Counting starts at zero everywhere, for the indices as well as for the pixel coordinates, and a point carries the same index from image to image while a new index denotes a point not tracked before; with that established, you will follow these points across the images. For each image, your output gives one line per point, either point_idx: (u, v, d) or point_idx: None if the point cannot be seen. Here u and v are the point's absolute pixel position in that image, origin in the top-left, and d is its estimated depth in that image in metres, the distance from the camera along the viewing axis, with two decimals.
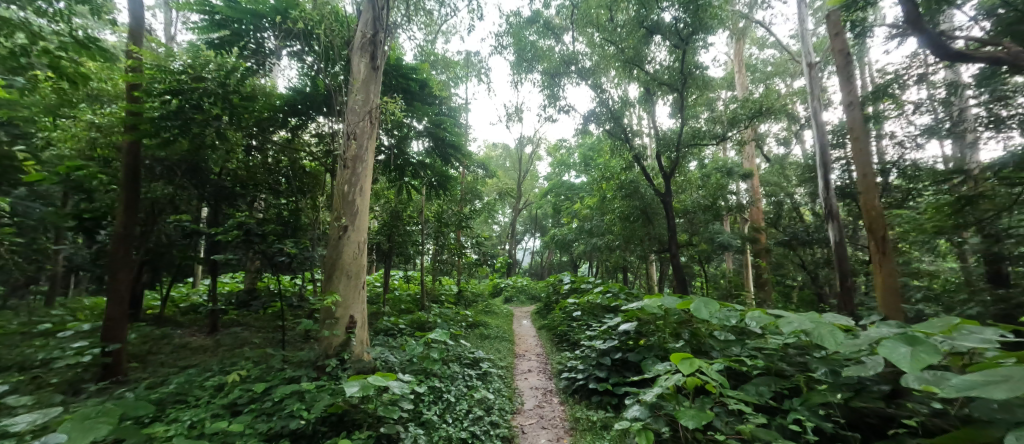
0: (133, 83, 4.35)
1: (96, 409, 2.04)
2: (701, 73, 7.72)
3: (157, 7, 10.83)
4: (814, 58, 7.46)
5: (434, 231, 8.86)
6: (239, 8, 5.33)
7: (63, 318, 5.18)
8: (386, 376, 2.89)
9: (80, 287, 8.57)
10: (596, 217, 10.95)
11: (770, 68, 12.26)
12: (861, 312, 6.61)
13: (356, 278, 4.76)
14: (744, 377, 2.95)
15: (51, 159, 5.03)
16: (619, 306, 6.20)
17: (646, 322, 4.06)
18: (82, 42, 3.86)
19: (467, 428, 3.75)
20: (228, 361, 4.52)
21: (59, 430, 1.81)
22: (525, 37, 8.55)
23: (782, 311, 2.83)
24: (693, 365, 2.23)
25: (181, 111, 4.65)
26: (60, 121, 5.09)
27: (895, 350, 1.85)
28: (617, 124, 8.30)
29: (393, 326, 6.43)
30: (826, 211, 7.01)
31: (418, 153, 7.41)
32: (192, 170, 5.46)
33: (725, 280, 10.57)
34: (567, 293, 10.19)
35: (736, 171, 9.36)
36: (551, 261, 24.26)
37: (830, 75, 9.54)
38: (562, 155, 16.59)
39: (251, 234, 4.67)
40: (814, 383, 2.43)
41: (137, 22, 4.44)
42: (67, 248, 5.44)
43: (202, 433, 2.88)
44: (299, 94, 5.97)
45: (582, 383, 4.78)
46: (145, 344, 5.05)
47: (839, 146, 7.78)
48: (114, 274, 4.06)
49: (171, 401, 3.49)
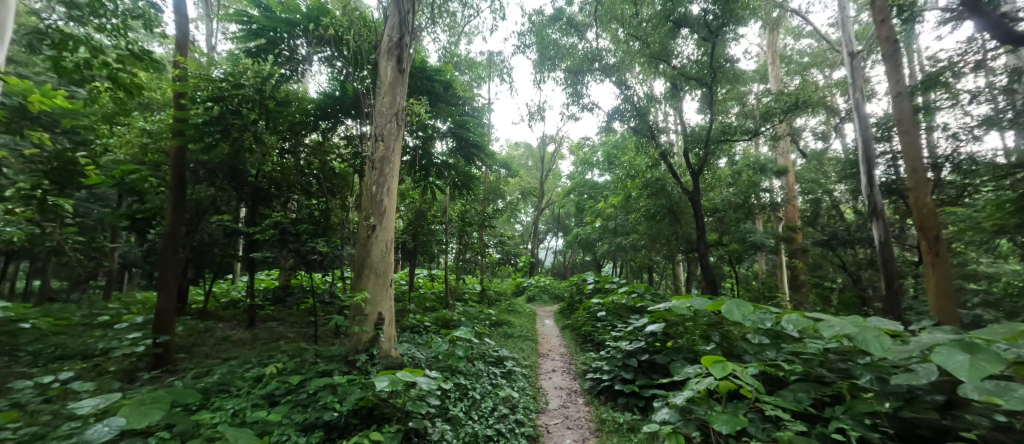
0: (180, 92, 4.60)
1: (151, 395, 2.22)
2: (732, 66, 7.48)
3: (199, 19, 11.48)
4: (856, 47, 7.03)
5: (458, 231, 9.00)
6: (274, 17, 5.59)
7: (119, 311, 5.59)
8: (414, 372, 2.98)
9: (133, 283, 9.24)
10: (620, 216, 10.75)
11: (807, 60, 11.61)
12: (910, 317, 6.19)
13: (384, 276, 4.86)
14: (780, 382, 2.80)
15: (109, 164, 5.41)
16: (645, 307, 6.10)
17: (674, 324, 3.99)
18: (137, 54, 4.13)
19: (492, 426, 3.79)
20: (266, 354, 4.74)
21: (120, 413, 2.05)
22: (548, 36, 8.41)
23: (822, 315, 2.73)
24: (725, 368, 2.16)
25: (222, 117, 4.86)
26: (116, 128, 5.47)
27: (951, 358, 1.73)
28: (643, 120, 8.15)
29: (418, 323, 6.57)
30: (870, 209, 6.65)
31: (442, 153, 7.54)
32: (232, 173, 5.77)
33: (757, 281, 10.18)
34: (591, 293, 10.09)
35: (769, 168, 8.99)
36: (575, 261, 24.17)
37: (875, 64, 8.98)
38: (586, 153, 16.35)
39: (285, 233, 4.96)
40: (857, 390, 2.31)
41: (183, 33, 4.71)
42: (121, 246, 5.87)
43: (244, 421, 3.05)
44: (329, 98, 6.19)
45: (608, 384, 4.74)
46: (190, 336, 5.36)
47: (884, 140, 7.36)
48: (163, 271, 4.30)
49: (215, 390, 3.68)
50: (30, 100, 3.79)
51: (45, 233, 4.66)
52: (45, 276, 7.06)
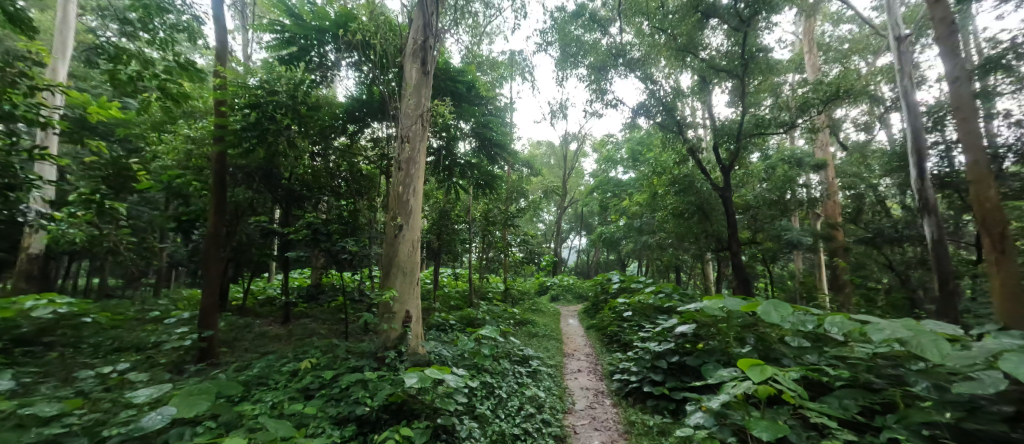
0: (221, 101, 4.85)
1: (197, 387, 2.37)
2: (765, 56, 7.17)
3: (235, 30, 12.05)
4: (904, 30, 6.55)
5: (482, 230, 9.06)
6: (306, 25, 5.83)
7: (168, 307, 5.95)
8: (441, 369, 3.04)
9: (179, 281, 9.82)
10: (646, 213, 10.53)
11: (847, 46, 10.95)
12: (968, 320, 5.73)
13: (411, 275, 4.94)
14: (823, 388, 2.63)
15: (157, 169, 5.76)
16: (673, 307, 5.96)
17: (705, 325, 3.89)
18: (182, 65, 4.37)
19: (519, 425, 3.79)
20: (300, 349, 4.92)
21: (170, 403, 2.19)
22: (571, 32, 8.28)
23: (869, 317, 2.61)
24: (765, 372, 2.09)
25: (258, 122, 5.08)
26: (164, 136, 5.81)
27: (1021, 364, 1.60)
28: (669, 116, 7.95)
29: (444, 322, 6.66)
30: (921, 204, 6.21)
31: (465, 153, 7.61)
32: (266, 176, 5.98)
33: (794, 281, 9.73)
34: (617, 293, 9.92)
35: (806, 162, 8.55)
36: (599, 261, 23.88)
37: (925, 48, 8.36)
38: (609, 150, 16.07)
39: (317, 234, 5.12)
40: (912, 399, 2.16)
41: (222, 44, 4.92)
42: (169, 246, 6.24)
43: (282, 414, 3.18)
44: (356, 101, 6.41)
45: (636, 386, 4.64)
46: (230, 332, 5.64)
47: (937, 129, 6.87)
48: (207, 269, 4.52)
49: (254, 383, 3.86)
50: (90, 112, 4.09)
51: (103, 235, 5.02)
52: (104, 274, 7.61)
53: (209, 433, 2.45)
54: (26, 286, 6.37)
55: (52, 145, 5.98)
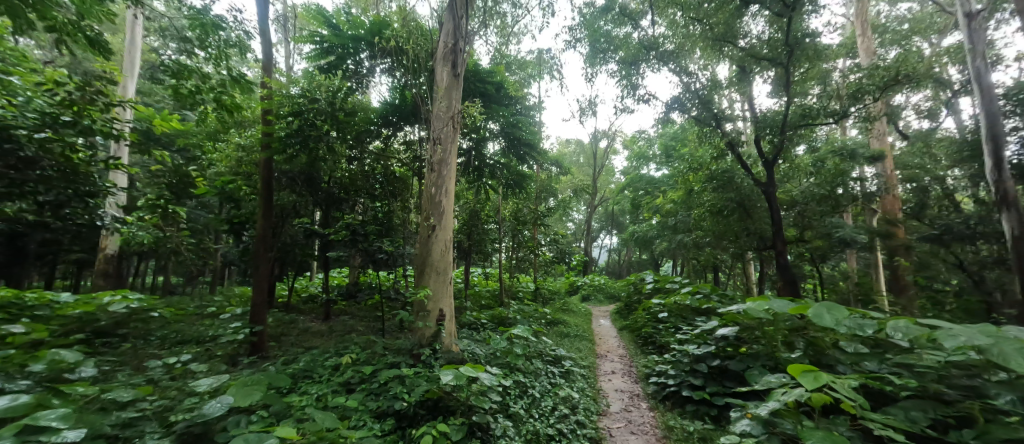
0: (268, 110, 5.12)
1: (252, 378, 2.52)
2: (813, 41, 6.73)
3: (279, 42, 12.76)
4: (976, 5, 5.91)
5: (511, 230, 9.08)
6: (343, 35, 6.10)
7: (222, 303, 6.39)
8: (476, 367, 3.06)
9: (232, 279, 10.52)
10: (681, 211, 10.17)
11: (907, 26, 10.08)
12: None
13: (444, 274, 5.03)
14: (887, 399, 2.43)
15: (212, 175, 6.18)
16: (711, 308, 5.75)
17: (748, 327, 3.73)
18: (235, 78, 4.68)
19: (554, 425, 3.78)
20: (341, 345, 5.14)
21: (228, 393, 2.31)
22: (600, 28, 8.13)
23: (939, 323, 2.42)
24: (818, 380, 1.96)
25: (301, 129, 5.39)
26: (218, 145, 6.23)
27: None
28: (706, 109, 7.64)
29: (476, 320, 6.74)
30: (998, 197, 5.62)
31: (494, 153, 7.66)
32: (308, 180, 6.29)
33: (846, 281, 9.07)
34: (650, 293, 9.67)
35: (860, 154, 7.95)
36: (631, 260, 23.37)
37: (1001, 23, 7.53)
38: (641, 146, 15.64)
39: (356, 234, 5.35)
40: (992, 413, 1.95)
41: (269, 57, 5.18)
42: (222, 247, 6.67)
43: (327, 405, 3.33)
44: (390, 106, 6.60)
45: (674, 389, 4.50)
46: (278, 327, 5.97)
47: (1016, 113, 6.20)
48: (256, 268, 4.80)
49: (300, 376, 4.07)
50: (156, 125, 4.44)
51: (166, 236, 5.44)
52: (167, 273, 8.27)
53: (262, 422, 2.60)
54: (103, 283, 7.04)
55: (124, 156, 6.60)
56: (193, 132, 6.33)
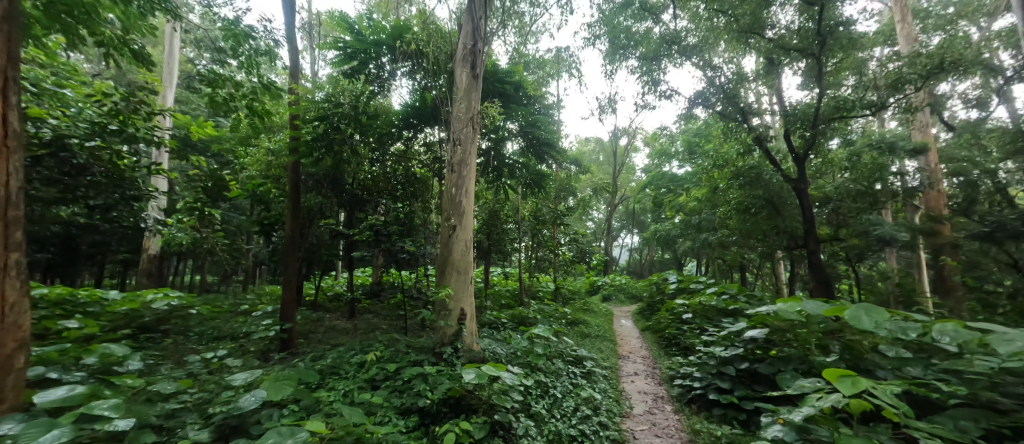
0: (296, 115, 5.28)
1: (283, 374, 2.60)
2: (847, 30, 6.42)
3: (306, 48, 13.17)
4: None
5: (531, 229, 9.07)
6: (365, 40, 6.24)
7: (253, 301, 6.64)
8: (497, 366, 3.06)
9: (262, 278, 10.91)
10: (706, 209, 9.90)
11: (952, 10, 9.45)
12: None
13: (465, 273, 5.07)
14: (932, 406, 2.30)
15: (244, 179, 6.44)
16: (739, 309, 5.57)
17: (778, 329, 3.61)
18: (264, 85, 4.86)
19: (576, 426, 3.76)
20: (366, 342, 5.26)
21: (261, 387, 2.40)
22: (619, 24, 7.99)
23: (992, 327, 2.28)
24: (857, 385, 1.87)
25: (326, 133, 5.55)
26: (249, 149, 6.48)
27: None
28: (731, 103, 7.42)
29: (496, 320, 6.75)
30: None
31: (513, 153, 7.64)
32: (333, 182, 6.46)
33: (885, 281, 8.61)
34: (674, 293, 9.46)
35: (900, 147, 7.53)
36: (653, 260, 22.91)
37: None
38: (663, 144, 15.31)
39: (379, 234, 5.46)
40: None
41: (296, 63, 5.35)
42: (254, 247, 6.95)
43: (354, 401, 3.42)
44: (411, 108, 6.70)
45: (700, 392, 4.39)
46: (306, 325, 6.16)
47: None
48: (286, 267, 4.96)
49: (328, 372, 4.18)
50: (192, 131, 4.66)
51: (203, 237, 5.71)
52: (203, 272, 8.65)
53: (293, 415, 2.69)
54: (146, 282, 7.44)
55: (163, 161, 6.95)
56: (227, 137, 6.61)
